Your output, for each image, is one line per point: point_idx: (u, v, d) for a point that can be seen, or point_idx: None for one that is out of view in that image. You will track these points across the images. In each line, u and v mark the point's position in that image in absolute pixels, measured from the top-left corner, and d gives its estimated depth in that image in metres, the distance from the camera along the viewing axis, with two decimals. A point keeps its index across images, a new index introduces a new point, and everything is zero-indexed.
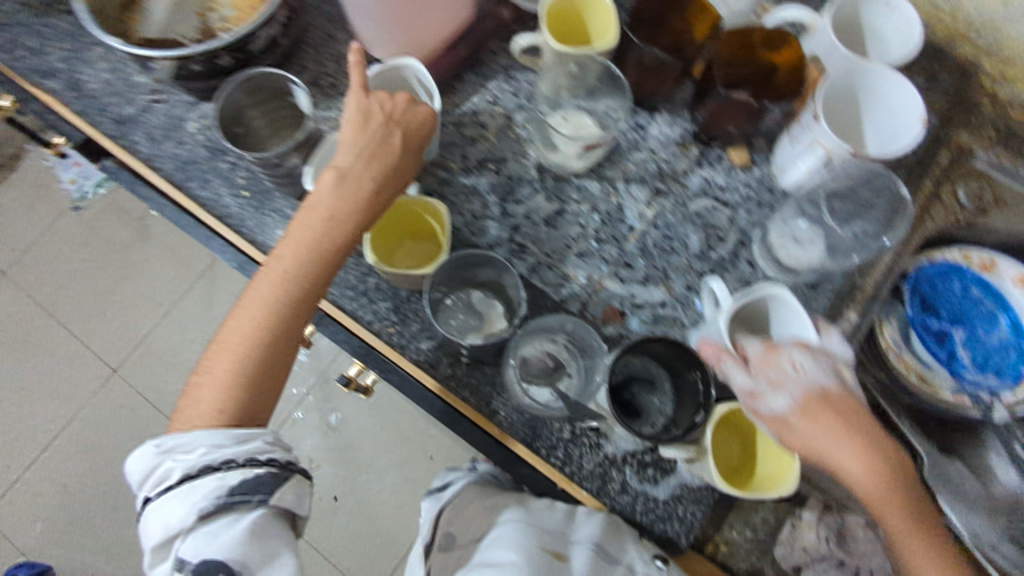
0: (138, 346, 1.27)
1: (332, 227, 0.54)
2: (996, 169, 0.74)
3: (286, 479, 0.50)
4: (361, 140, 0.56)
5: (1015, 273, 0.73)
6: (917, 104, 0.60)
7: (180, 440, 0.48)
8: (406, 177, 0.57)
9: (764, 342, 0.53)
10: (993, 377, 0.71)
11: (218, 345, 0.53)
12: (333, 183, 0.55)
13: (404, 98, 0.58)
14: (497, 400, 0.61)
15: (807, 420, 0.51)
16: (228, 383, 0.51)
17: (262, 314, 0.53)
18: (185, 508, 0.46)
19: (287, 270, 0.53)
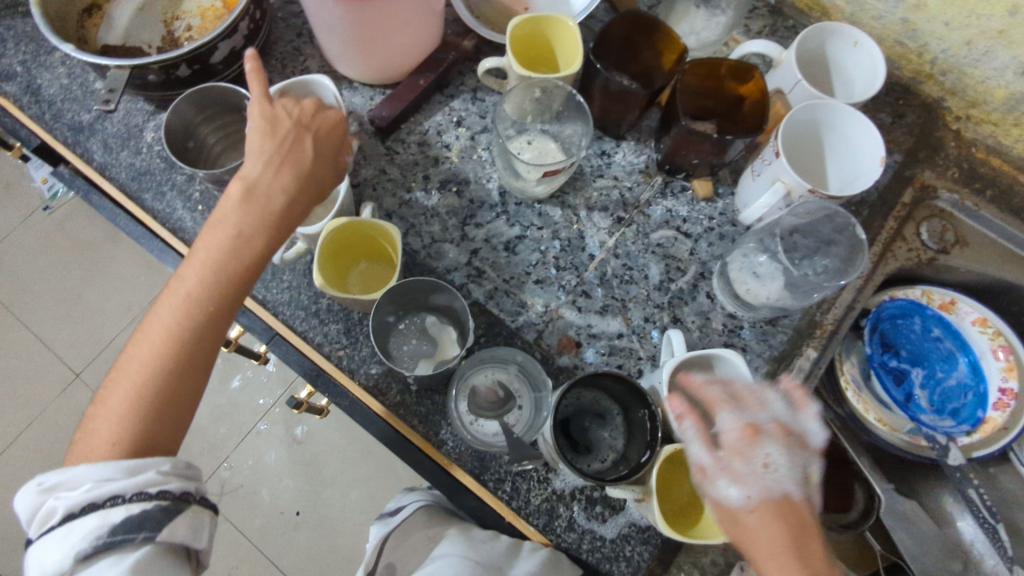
0: (103, 351, 1.24)
1: (240, 241, 0.49)
2: (959, 210, 0.74)
3: (183, 511, 0.43)
4: (267, 146, 0.52)
5: (975, 314, 0.72)
6: (879, 144, 0.60)
7: (62, 475, 0.42)
8: (325, 187, 0.54)
9: (742, 425, 0.50)
10: (949, 420, 0.72)
11: (117, 372, 0.47)
12: (240, 194, 0.50)
13: (311, 104, 0.56)
14: (445, 430, 0.60)
15: (761, 519, 0.46)
16: (133, 409, 0.45)
17: (165, 335, 0.47)
18: (62, 550, 0.40)
19: (191, 293, 0.48)
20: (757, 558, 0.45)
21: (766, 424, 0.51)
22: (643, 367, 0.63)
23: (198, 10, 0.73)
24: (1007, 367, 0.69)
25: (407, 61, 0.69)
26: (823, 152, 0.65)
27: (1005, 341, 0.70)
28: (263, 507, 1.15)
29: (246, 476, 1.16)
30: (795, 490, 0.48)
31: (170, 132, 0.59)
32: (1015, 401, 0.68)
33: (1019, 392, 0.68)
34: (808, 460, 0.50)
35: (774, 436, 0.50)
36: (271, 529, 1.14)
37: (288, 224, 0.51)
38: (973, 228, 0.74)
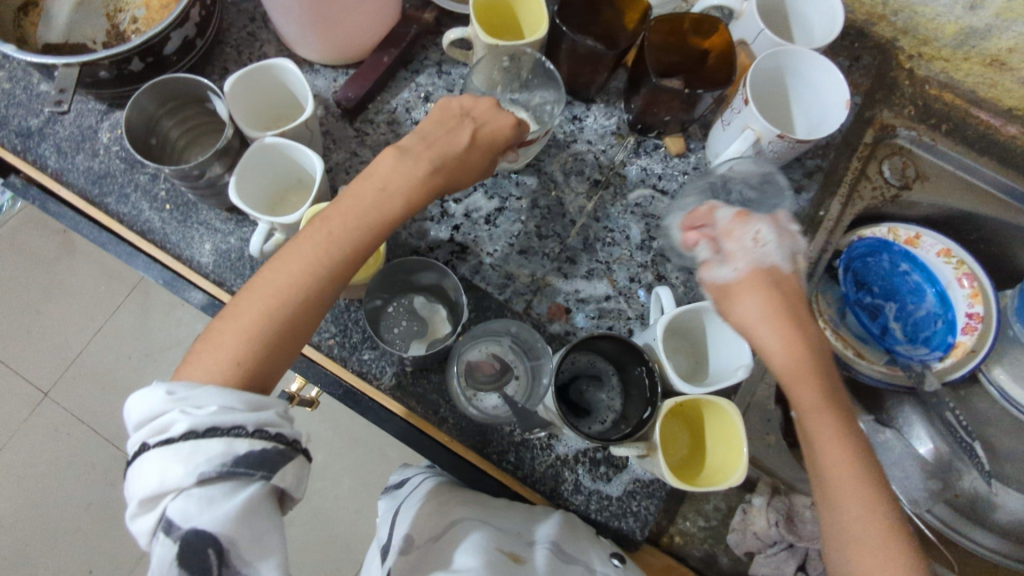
0: (72, 364, 1.20)
1: (382, 196, 0.48)
2: (918, 146, 0.77)
3: (291, 459, 0.41)
4: (429, 128, 0.52)
5: (938, 246, 0.75)
6: (843, 89, 0.62)
7: (193, 391, 0.39)
8: (466, 177, 0.53)
9: (737, 211, 0.52)
10: (923, 348, 0.76)
11: (244, 293, 0.45)
12: (393, 158, 0.49)
13: (487, 104, 0.54)
14: (445, 408, 0.60)
15: (751, 290, 0.48)
16: (252, 334, 0.43)
17: (296, 272, 0.45)
18: (184, 467, 0.36)
19: (331, 235, 0.46)
20: (750, 326, 0.47)
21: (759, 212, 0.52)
22: (633, 327, 0.64)
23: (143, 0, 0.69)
24: (972, 294, 0.73)
25: (368, 39, 0.67)
26: (789, 100, 0.66)
27: (969, 269, 0.74)
28: None
29: None
30: (784, 262, 0.49)
31: (131, 128, 0.57)
32: (981, 324, 0.72)
33: (984, 315, 0.72)
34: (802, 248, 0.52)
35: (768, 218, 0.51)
36: None
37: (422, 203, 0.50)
38: (932, 163, 0.77)
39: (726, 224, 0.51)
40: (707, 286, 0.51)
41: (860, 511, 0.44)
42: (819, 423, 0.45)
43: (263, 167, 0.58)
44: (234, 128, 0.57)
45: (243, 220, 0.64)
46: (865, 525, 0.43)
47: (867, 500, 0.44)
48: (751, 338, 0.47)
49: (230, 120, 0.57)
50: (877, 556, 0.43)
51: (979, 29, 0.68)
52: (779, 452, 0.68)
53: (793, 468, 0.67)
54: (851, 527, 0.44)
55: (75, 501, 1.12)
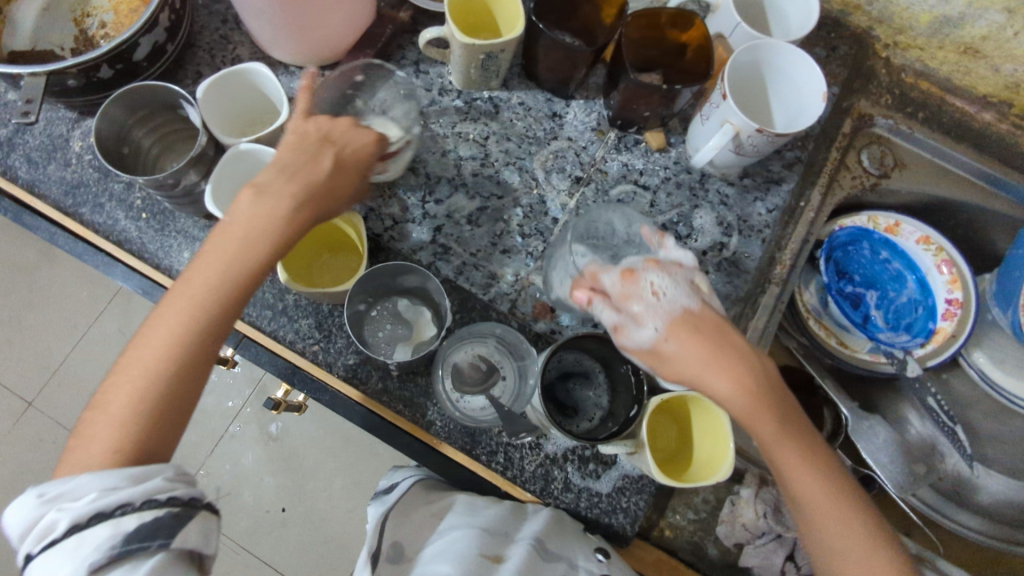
0: (54, 374, 1.18)
1: (245, 244, 0.45)
2: (895, 135, 0.78)
3: (194, 517, 0.40)
4: (287, 156, 0.48)
5: (918, 234, 0.76)
6: (820, 81, 0.62)
7: (64, 487, 0.38)
8: (338, 205, 0.49)
9: (620, 270, 0.48)
10: (905, 335, 0.77)
11: (114, 378, 0.43)
12: (250, 200, 0.46)
13: (347, 123, 0.52)
14: (432, 410, 0.60)
15: (678, 345, 0.47)
16: (126, 420, 0.41)
17: (163, 347, 0.43)
18: (70, 565, 0.36)
19: (194, 295, 0.44)
20: (694, 377, 0.47)
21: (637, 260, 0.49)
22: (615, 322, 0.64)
23: (111, 4, 0.68)
24: (951, 280, 0.74)
25: (344, 40, 0.67)
26: (766, 93, 0.66)
27: (947, 256, 0.75)
28: (246, 509, 1.13)
29: (226, 480, 1.14)
30: (689, 300, 0.48)
31: (101, 139, 0.56)
32: (961, 309, 0.73)
33: (964, 301, 0.73)
34: (690, 273, 0.50)
35: (650, 267, 0.49)
36: (260, 528, 1.13)
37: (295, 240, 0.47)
38: (910, 152, 0.78)
39: (628, 290, 0.47)
40: (633, 352, 0.48)
41: (840, 526, 0.46)
42: (781, 454, 0.46)
43: (241, 173, 0.57)
44: (207, 135, 0.56)
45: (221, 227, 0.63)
46: (848, 538, 0.46)
47: (841, 512, 0.46)
48: (700, 388, 0.47)
49: (202, 127, 0.56)
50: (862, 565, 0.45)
51: (952, 18, 0.68)
52: None
53: None
54: (835, 549, 0.46)
55: None
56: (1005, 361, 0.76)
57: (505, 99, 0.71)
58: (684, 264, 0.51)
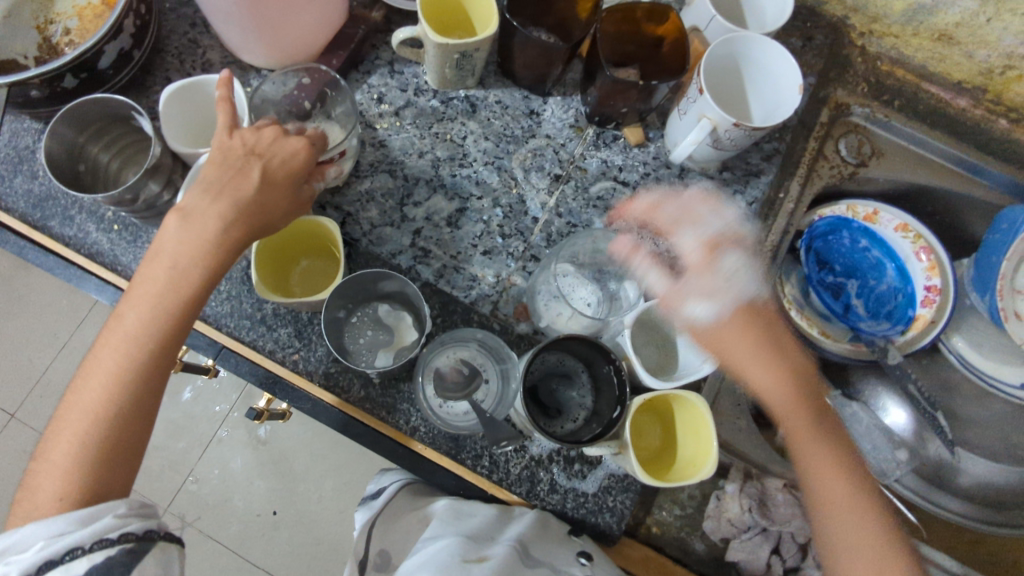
0: (37, 385, 1.16)
1: (172, 272, 0.46)
2: (872, 123, 0.78)
3: (147, 551, 0.42)
4: (213, 174, 0.49)
5: (896, 221, 0.77)
6: (797, 75, 0.62)
7: (12, 538, 0.40)
8: (272, 220, 0.50)
9: (703, 245, 0.57)
10: (886, 323, 0.77)
11: (57, 423, 0.45)
12: (176, 227, 0.47)
13: (272, 130, 0.52)
14: (415, 417, 0.60)
15: (729, 325, 0.54)
16: (70, 466, 0.43)
17: (103, 389, 0.44)
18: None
19: (129, 335, 0.46)
20: (730, 360, 0.54)
21: (717, 237, 0.58)
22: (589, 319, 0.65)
23: (75, 10, 0.66)
24: (929, 267, 0.75)
25: (316, 42, 0.65)
26: (744, 84, 0.66)
27: (926, 242, 0.75)
28: (237, 513, 1.12)
29: (215, 486, 1.13)
30: (755, 287, 0.56)
31: (53, 159, 0.55)
32: (939, 296, 0.73)
33: (942, 288, 0.73)
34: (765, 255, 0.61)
35: (731, 248, 0.57)
36: (251, 532, 1.12)
37: (227, 261, 0.48)
38: (886, 140, 0.78)
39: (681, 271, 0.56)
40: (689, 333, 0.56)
41: (846, 513, 0.51)
42: (802, 442, 0.52)
43: None
44: (161, 145, 0.55)
45: None
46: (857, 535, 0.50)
47: (850, 502, 0.51)
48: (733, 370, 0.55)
49: (156, 138, 0.55)
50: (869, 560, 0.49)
51: (926, 5, 0.69)
52: (750, 436, 0.70)
53: (764, 453, 0.69)
54: (845, 542, 0.50)
55: None
56: (982, 344, 0.78)
57: (482, 97, 0.70)
58: (744, 251, 0.57)
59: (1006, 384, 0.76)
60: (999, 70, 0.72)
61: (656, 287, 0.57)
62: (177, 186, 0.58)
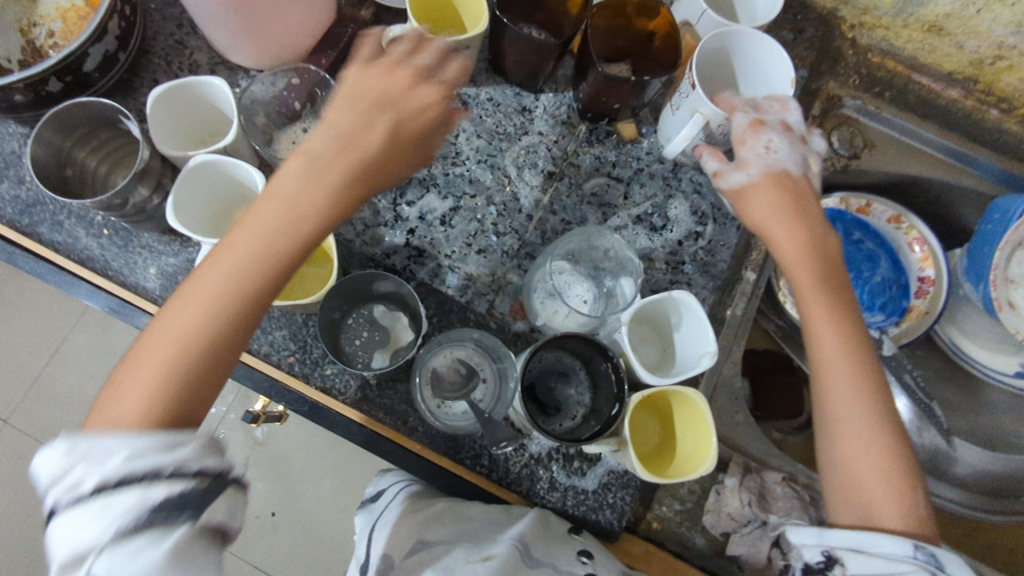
0: (29, 390, 1.12)
1: (291, 209, 0.44)
2: (864, 115, 0.79)
3: (222, 491, 0.39)
4: (343, 121, 0.48)
5: (889, 213, 0.78)
6: (787, 66, 0.61)
7: (96, 443, 0.37)
8: (386, 177, 0.49)
9: (750, 119, 0.58)
10: (880, 315, 0.76)
11: (153, 332, 0.43)
12: (302, 169, 0.45)
13: (407, 76, 0.50)
14: (414, 417, 0.60)
15: (760, 190, 0.57)
16: (164, 376, 0.41)
17: (207, 308, 0.42)
18: (97, 526, 0.35)
19: (244, 259, 0.43)
20: (760, 224, 0.56)
21: (771, 120, 0.59)
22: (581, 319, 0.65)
23: (58, 12, 0.65)
24: (923, 257, 0.76)
25: (305, 41, 0.65)
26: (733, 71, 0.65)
27: (919, 233, 0.76)
28: None
29: None
30: (792, 163, 0.58)
31: (38, 165, 0.54)
32: (933, 287, 0.75)
33: (936, 278, 0.75)
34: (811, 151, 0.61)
35: (776, 128, 0.59)
36: (250, 534, 1.11)
37: (347, 213, 0.47)
38: (877, 130, 0.79)
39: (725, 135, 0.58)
40: (724, 191, 0.60)
41: (850, 395, 0.50)
42: (812, 307, 0.53)
43: (196, 186, 0.55)
44: (150, 149, 0.55)
45: (186, 240, 0.62)
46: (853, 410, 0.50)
47: (855, 383, 0.50)
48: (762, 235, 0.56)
49: (144, 142, 0.55)
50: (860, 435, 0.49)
51: None
52: (748, 430, 0.69)
53: (763, 447, 0.69)
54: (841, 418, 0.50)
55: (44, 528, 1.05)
56: (977, 334, 0.78)
57: (473, 95, 0.70)
58: (794, 130, 0.59)
59: (1000, 373, 0.76)
60: (989, 60, 0.71)
61: (710, 164, 0.60)
62: (166, 190, 0.58)
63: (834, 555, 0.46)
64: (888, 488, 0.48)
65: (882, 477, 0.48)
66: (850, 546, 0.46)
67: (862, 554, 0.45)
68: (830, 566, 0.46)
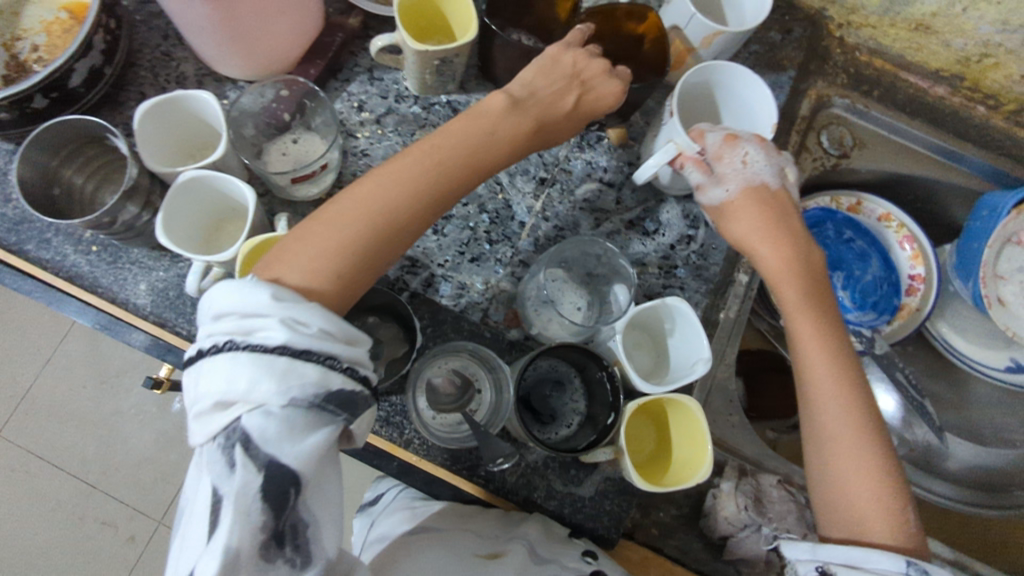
0: (22, 402, 1.08)
1: (490, 141, 0.53)
2: (852, 113, 0.79)
3: (367, 407, 0.42)
4: (539, 80, 0.57)
5: (879, 211, 0.79)
6: (760, 83, 0.59)
7: (294, 307, 0.40)
8: (556, 137, 0.59)
9: (723, 133, 0.57)
10: (872, 313, 0.77)
11: (349, 195, 0.48)
12: (504, 105, 0.55)
13: (600, 68, 0.58)
14: (409, 428, 0.59)
15: (741, 204, 0.59)
16: (352, 240, 0.47)
17: (406, 187, 0.49)
18: (275, 386, 0.37)
19: (439, 163, 0.51)
20: (744, 240, 0.58)
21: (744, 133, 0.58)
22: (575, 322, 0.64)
23: (41, 25, 0.64)
24: (913, 255, 0.77)
25: (292, 52, 0.64)
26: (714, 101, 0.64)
27: (909, 231, 0.77)
28: None
29: None
30: (769, 174, 0.59)
31: (24, 184, 0.54)
32: (924, 284, 0.76)
33: (926, 275, 0.76)
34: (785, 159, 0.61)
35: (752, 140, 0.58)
36: None
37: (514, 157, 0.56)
38: (867, 129, 0.79)
39: (699, 150, 0.56)
40: (706, 206, 0.60)
41: (835, 409, 0.52)
42: (799, 319, 0.55)
43: (185, 202, 0.54)
44: (138, 166, 0.54)
45: (177, 255, 0.61)
46: (845, 423, 0.51)
47: (845, 402, 0.52)
48: (744, 248, 0.59)
49: (132, 158, 0.54)
50: (853, 451, 0.51)
51: None
52: (744, 432, 0.70)
53: (758, 448, 0.69)
54: (836, 433, 0.51)
55: (37, 544, 1.03)
56: (966, 330, 0.79)
57: (464, 102, 0.69)
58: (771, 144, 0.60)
59: (990, 369, 0.77)
60: (976, 58, 0.71)
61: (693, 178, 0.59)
62: (156, 206, 0.57)
63: (829, 570, 0.47)
64: (875, 501, 0.49)
65: (876, 494, 0.49)
66: (844, 561, 0.47)
67: (856, 568, 0.46)
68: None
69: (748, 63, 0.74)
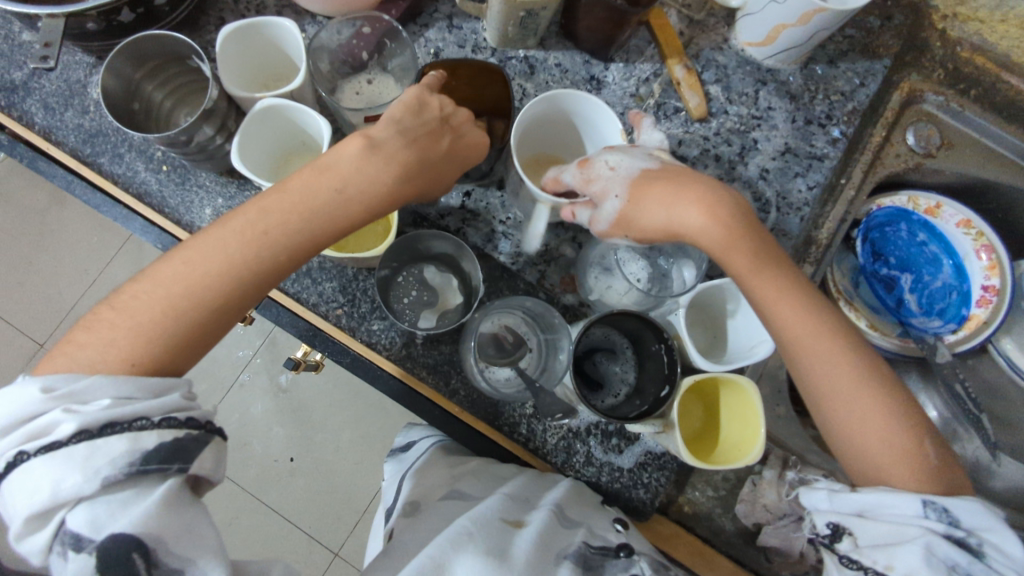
0: None
1: (342, 200, 0.48)
2: (943, 111, 0.74)
3: (209, 443, 0.41)
4: (408, 120, 0.50)
5: (958, 217, 0.74)
6: (583, 92, 0.55)
7: (77, 387, 0.38)
8: (431, 186, 0.53)
9: (577, 165, 0.55)
10: (937, 320, 0.76)
11: (151, 277, 0.44)
12: (359, 152, 0.48)
13: (466, 115, 0.53)
14: (455, 378, 0.60)
15: (640, 209, 0.51)
16: (147, 335, 0.42)
17: (221, 263, 0.44)
18: (81, 474, 0.35)
19: (268, 231, 0.46)
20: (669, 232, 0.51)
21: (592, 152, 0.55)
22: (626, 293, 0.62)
23: None
24: (989, 266, 0.72)
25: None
26: (574, 128, 0.60)
27: (987, 241, 0.73)
28: (255, 458, 1.12)
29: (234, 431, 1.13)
30: (644, 165, 0.53)
31: (109, 94, 0.54)
32: (996, 297, 0.72)
33: (1000, 288, 0.72)
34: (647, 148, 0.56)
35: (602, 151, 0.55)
36: (266, 477, 1.12)
37: (381, 211, 0.50)
38: (958, 130, 0.74)
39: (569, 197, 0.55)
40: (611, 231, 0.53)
41: (823, 355, 0.49)
42: (755, 281, 0.50)
43: (261, 130, 0.54)
44: (219, 88, 0.54)
45: (243, 183, 0.61)
46: (837, 372, 0.48)
47: (833, 353, 0.49)
48: (675, 228, 0.51)
49: (213, 80, 0.54)
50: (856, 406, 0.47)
51: None
52: (790, 425, 0.69)
53: (803, 441, 0.68)
54: (832, 389, 0.48)
55: None
56: None
57: (541, 58, 0.68)
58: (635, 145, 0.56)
59: None
60: None
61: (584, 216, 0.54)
62: (229, 131, 0.57)
63: (840, 524, 0.45)
64: (890, 447, 0.46)
65: (891, 444, 0.46)
66: (855, 511, 0.45)
67: (866, 518, 0.44)
68: (836, 536, 0.45)
69: (842, 47, 0.71)
